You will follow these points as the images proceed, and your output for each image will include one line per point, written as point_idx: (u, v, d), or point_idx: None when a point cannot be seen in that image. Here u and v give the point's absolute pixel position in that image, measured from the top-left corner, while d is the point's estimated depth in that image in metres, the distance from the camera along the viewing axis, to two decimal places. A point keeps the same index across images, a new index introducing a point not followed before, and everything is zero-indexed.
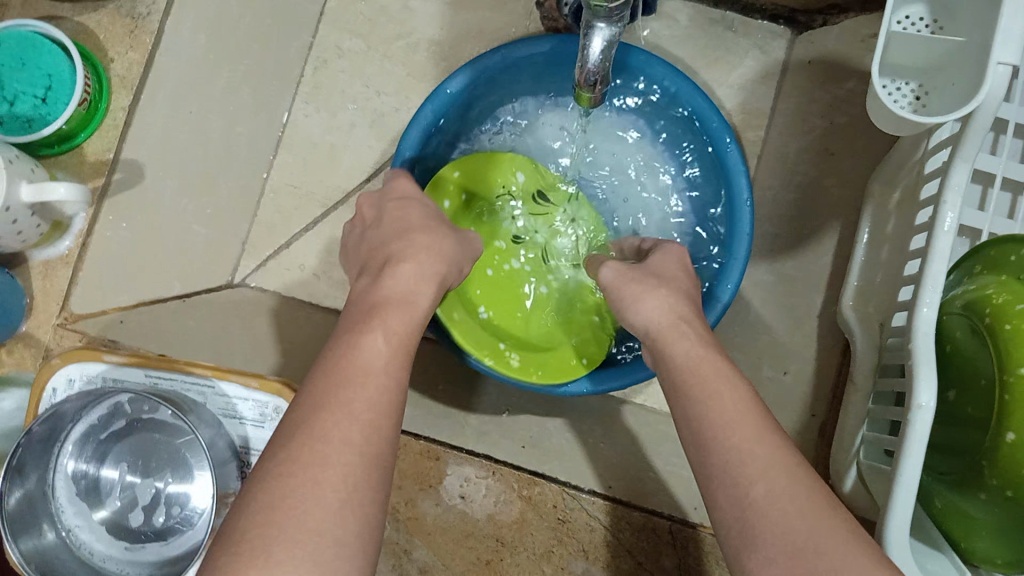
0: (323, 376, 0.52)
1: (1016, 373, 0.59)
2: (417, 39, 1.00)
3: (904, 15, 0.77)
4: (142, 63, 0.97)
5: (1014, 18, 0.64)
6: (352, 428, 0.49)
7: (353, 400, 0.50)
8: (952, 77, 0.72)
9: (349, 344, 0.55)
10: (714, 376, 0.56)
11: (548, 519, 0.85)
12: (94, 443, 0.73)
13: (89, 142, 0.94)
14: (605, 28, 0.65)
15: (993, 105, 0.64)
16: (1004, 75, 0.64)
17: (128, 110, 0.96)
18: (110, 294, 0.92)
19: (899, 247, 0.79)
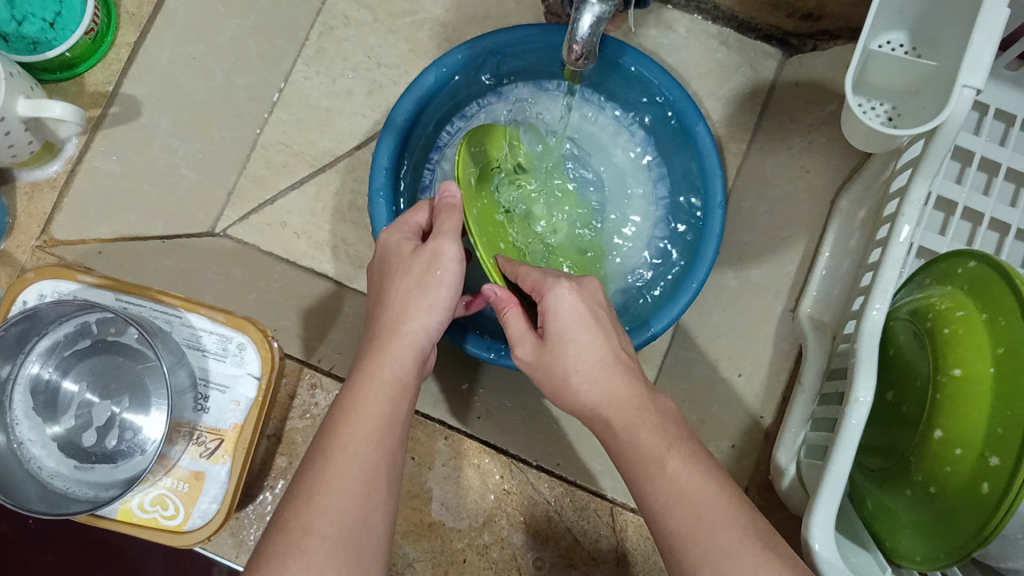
0: (345, 401, 0.59)
1: (949, 374, 0.60)
2: (423, 17, 1.03)
3: (886, 40, 0.81)
4: (152, 3, 0.99)
5: (982, 47, 0.68)
6: (364, 444, 0.56)
7: (364, 416, 0.57)
8: (925, 102, 0.77)
9: (363, 383, 0.60)
10: (630, 400, 0.59)
11: (493, 489, 0.85)
12: (57, 360, 0.75)
13: (90, 74, 0.96)
14: (596, 5, 0.63)
15: (956, 125, 0.68)
16: (968, 97, 0.68)
17: (133, 46, 0.97)
18: (94, 225, 0.95)
19: (858, 261, 0.81)
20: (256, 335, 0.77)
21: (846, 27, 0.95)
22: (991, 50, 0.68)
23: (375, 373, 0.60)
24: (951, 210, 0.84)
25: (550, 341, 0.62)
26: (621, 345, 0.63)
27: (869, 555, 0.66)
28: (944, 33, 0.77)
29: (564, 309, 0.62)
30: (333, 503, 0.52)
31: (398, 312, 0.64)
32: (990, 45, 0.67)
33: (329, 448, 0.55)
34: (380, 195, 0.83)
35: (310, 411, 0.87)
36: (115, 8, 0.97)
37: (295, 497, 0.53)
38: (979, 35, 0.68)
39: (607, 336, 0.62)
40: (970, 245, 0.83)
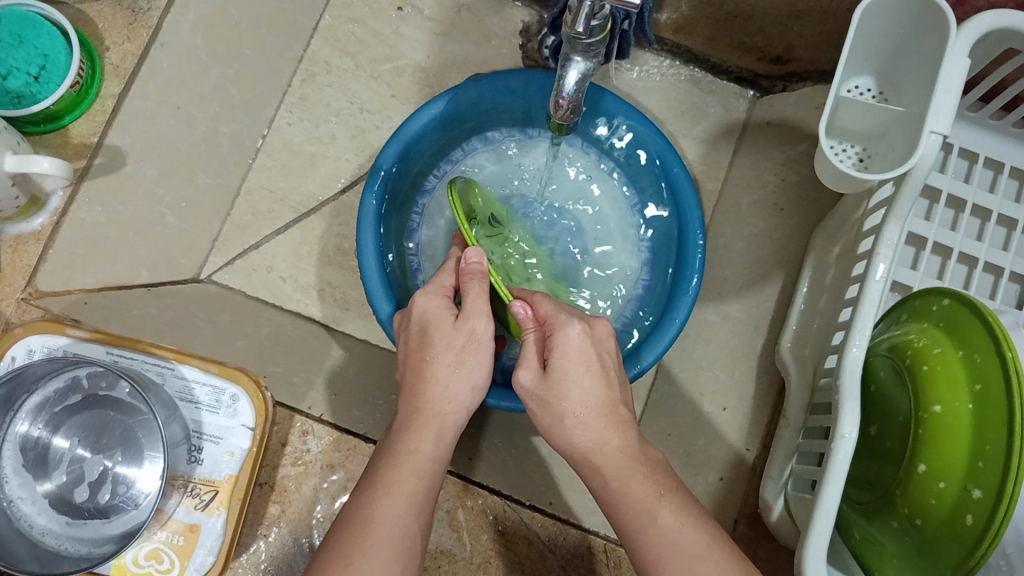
0: (383, 477, 0.60)
1: (929, 410, 0.63)
2: (405, 63, 1.05)
3: (853, 85, 0.85)
4: (136, 54, 1.00)
5: (946, 95, 0.71)
6: (398, 523, 0.56)
7: (397, 493, 0.58)
8: (892, 145, 0.81)
9: (403, 449, 0.61)
10: (628, 455, 0.60)
11: (487, 531, 0.86)
12: (47, 416, 0.74)
13: (75, 125, 0.97)
14: (581, 62, 0.65)
15: (925, 170, 0.72)
16: (935, 143, 0.71)
17: (117, 97, 0.99)
18: (78, 274, 0.94)
19: (835, 297, 0.84)
20: (248, 385, 0.77)
21: (813, 69, 1.01)
22: (954, 99, 0.71)
23: (410, 454, 0.61)
24: (921, 245, 0.87)
25: (557, 374, 0.62)
26: (621, 395, 0.63)
27: None
28: (908, 80, 0.81)
29: (575, 349, 0.62)
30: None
31: (432, 389, 0.64)
32: (953, 95, 0.71)
33: (361, 523, 0.56)
34: (368, 241, 0.84)
35: (301, 458, 0.88)
36: (99, 60, 0.98)
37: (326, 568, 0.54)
38: (941, 86, 0.72)
39: (609, 382, 0.63)
40: (940, 278, 0.87)
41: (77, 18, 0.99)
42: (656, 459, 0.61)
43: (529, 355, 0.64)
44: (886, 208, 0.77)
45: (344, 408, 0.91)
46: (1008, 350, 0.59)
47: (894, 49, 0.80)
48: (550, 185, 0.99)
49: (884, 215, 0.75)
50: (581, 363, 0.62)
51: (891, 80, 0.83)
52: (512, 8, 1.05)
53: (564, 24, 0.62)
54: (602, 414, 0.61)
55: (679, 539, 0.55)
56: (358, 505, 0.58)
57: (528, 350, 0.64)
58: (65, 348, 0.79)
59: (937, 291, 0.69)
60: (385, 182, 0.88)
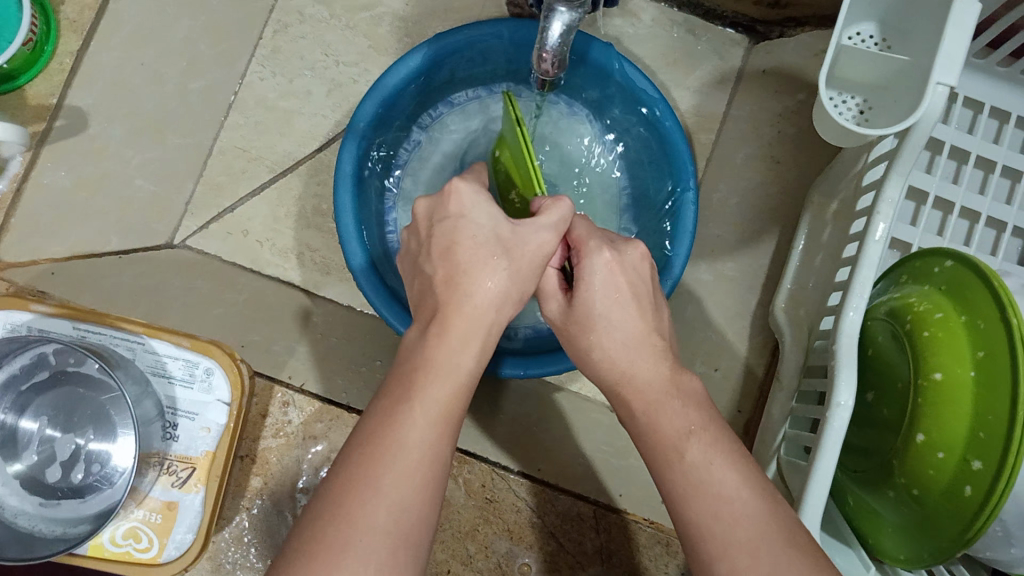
0: (408, 389, 0.51)
1: (929, 378, 0.61)
2: (382, 11, 0.99)
3: (856, 31, 0.80)
4: (94, 8, 0.94)
5: (954, 43, 0.67)
6: (428, 445, 0.49)
7: (429, 409, 0.50)
8: (895, 96, 0.77)
9: (431, 358, 0.52)
10: (662, 388, 0.56)
11: (475, 498, 0.84)
12: (13, 395, 0.72)
13: (32, 85, 0.91)
14: (566, 12, 0.60)
15: (931, 123, 0.67)
16: (943, 95, 0.67)
17: (76, 54, 0.93)
18: (44, 243, 0.90)
19: (833, 255, 0.81)
20: (222, 359, 0.74)
21: (814, 14, 0.97)
22: (963, 48, 0.67)
23: (447, 365, 0.52)
24: (922, 200, 0.84)
25: (580, 307, 0.59)
26: (655, 325, 0.59)
27: (853, 552, 0.67)
28: (914, 27, 0.76)
29: (605, 281, 0.58)
30: (395, 507, 0.46)
31: (470, 295, 0.55)
32: (962, 43, 0.67)
33: (387, 438, 0.48)
34: (345, 204, 0.81)
35: (283, 429, 0.86)
36: (54, 15, 0.92)
37: (348, 489, 0.47)
38: (951, 32, 0.67)
39: (641, 312, 0.58)
40: (942, 234, 0.84)
41: None
42: (695, 390, 0.57)
43: (550, 289, 0.63)
44: (886, 164, 0.73)
45: (327, 377, 0.89)
46: (1013, 317, 0.57)
47: None
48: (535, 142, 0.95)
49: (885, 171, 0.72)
50: (612, 294, 0.58)
51: (894, 26, 0.79)
52: None
53: None
54: (641, 341, 0.58)
55: (718, 473, 0.51)
56: (379, 415, 0.50)
57: (545, 285, 0.63)
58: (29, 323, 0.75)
59: (953, 250, 0.65)
60: (363, 141, 0.84)
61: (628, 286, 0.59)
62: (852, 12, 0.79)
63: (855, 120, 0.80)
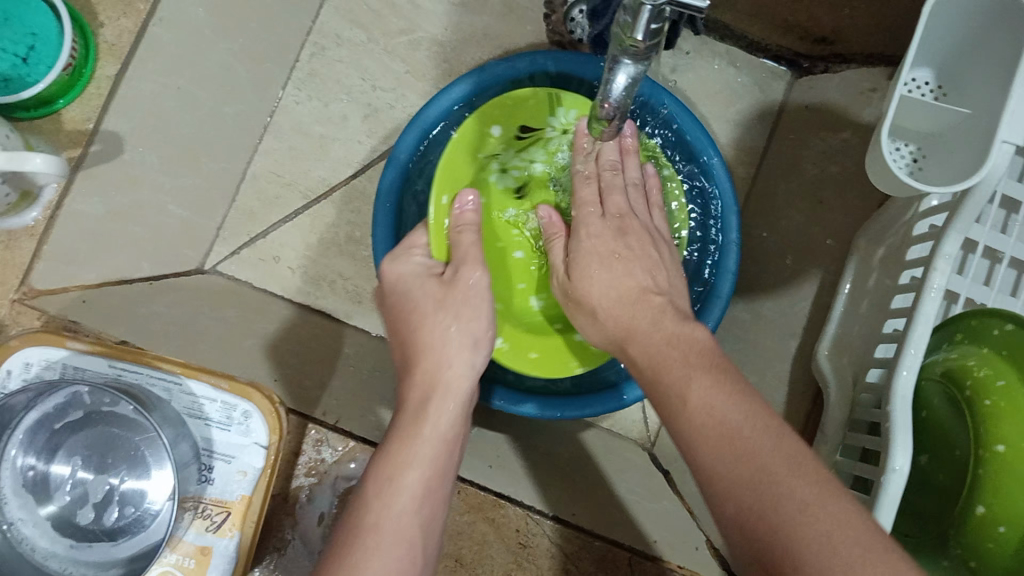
0: (392, 458, 0.59)
1: (990, 449, 0.59)
2: (419, 36, 0.98)
3: (911, 77, 0.80)
4: (134, 30, 0.92)
5: (1021, 102, 0.66)
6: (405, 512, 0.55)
7: (426, 469, 0.58)
8: (951, 147, 0.75)
9: (416, 434, 0.60)
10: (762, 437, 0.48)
11: (509, 544, 0.83)
12: (45, 435, 0.70)
13: (68, 109, 0.90)
14: (630, 66, 0.57)
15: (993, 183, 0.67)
16: (1008, 154, 0.67)
17: (114, 79, 0.91)
18: (76, 271, 0.87)
19: (879, 304, 0.79)
20: (261, 403, 0.74)
21: (861, 51, 0.94)
22: None
23: (435, 430, 0.61)
24: (971, 248, 0.82)
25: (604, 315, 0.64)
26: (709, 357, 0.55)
27: None
28: (971, 77, 0.75)
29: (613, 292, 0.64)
30: (386, 567, 0.52)
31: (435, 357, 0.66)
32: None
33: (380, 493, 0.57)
34: (382, 238, 0.81)
35: (317, 468, 0.84)
36: (92, 37, 0.91)
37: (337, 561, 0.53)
38: (1019, 90, 0.67)
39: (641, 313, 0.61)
40: (990, 285, 0.82)
41: None
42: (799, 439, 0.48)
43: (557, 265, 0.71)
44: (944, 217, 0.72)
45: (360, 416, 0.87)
46: None
47: (961, 43, 0.75)
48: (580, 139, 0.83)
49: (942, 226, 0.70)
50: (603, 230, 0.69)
51: (949, 75, 0.78)
52: None
53: (616, 21, 0.54)
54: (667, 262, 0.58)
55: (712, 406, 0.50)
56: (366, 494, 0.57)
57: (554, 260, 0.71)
58: (64, 362, 0.75)
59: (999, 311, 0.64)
60: (403, 173, 0.83)
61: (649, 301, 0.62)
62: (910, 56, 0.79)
63: (908, 171, 0.79)
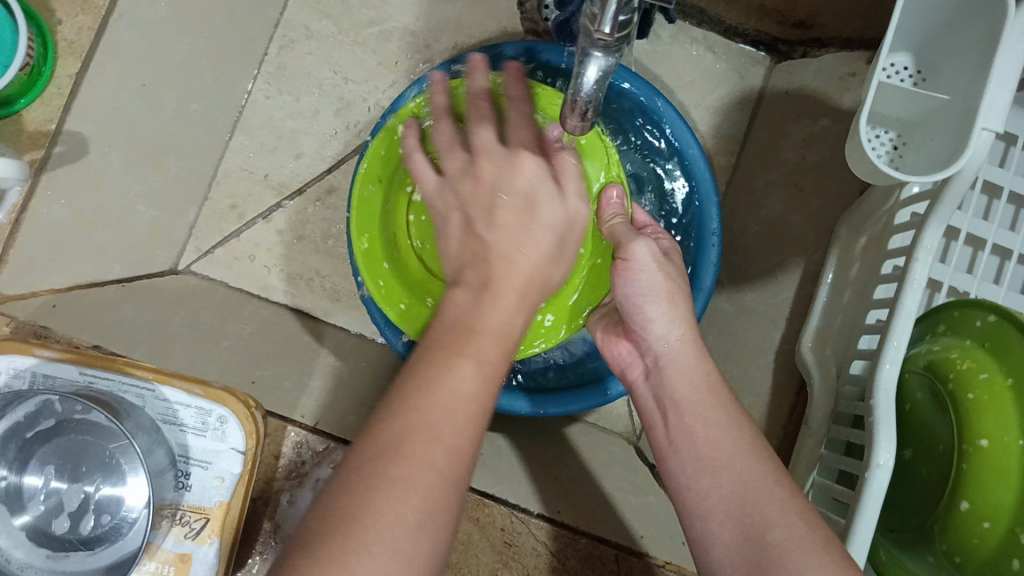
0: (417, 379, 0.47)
1: (974, 445, 0.59)
2: (391, 27, 0.96)
3: (890, 62, 0.80)
4: (93, 27, 0.90)
5: (999, 87, 0.65)
6: (509, 326, 0.51)
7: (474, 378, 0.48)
8: (930, 134, 0.74)
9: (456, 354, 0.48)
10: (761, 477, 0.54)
11: (494, 542, 0.82)
12: (17, 445, 0.69)
13: (30, 109, 0.87)
14: (601, 58, 0.55)
15: (974, 170, 0.65)
16: (987, 141, 0.65)
17: (75, 77, 0.88)
18: (43, 276, 0.85)
19: (862, 294, 0.79)
20: (237, 407, 0.73)
21: (837, 36, 0.93)
22: (1007, 93, 0.65)
23: (495, 333, 0.51)
24: (953, 236, 0.81)
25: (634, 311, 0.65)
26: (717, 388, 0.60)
27: None
28: (949, 62, 0.75)
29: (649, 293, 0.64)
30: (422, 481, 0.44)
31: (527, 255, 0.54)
32: (1006, 87, 0.65)
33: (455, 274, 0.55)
34: (354, 239, 0.80)
35: (297, 470, 0.82)
36: (51, 35, 0.88)
37: (429, 359, 0.48)
38: (997, 74, 0.65)
39: (675, 304, 0.63)
40: (972, 272, 0.81)
41: None
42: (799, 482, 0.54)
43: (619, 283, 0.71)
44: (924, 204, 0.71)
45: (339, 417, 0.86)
46: None
47: (937, 25, 0.74)
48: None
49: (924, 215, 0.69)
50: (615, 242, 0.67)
51: (930, 60, 0.77)
52: None
53: (584, 12, 0.53)
54: (663, 300, 0.63)
55: (699, 440, 0.57)
56: (463, 292, 0.52)
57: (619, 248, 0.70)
58: (33, 368, 0.73)
59: (969, 301, 0.65)
60: None
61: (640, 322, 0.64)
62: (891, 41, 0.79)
63: (886, 159, 0.78)
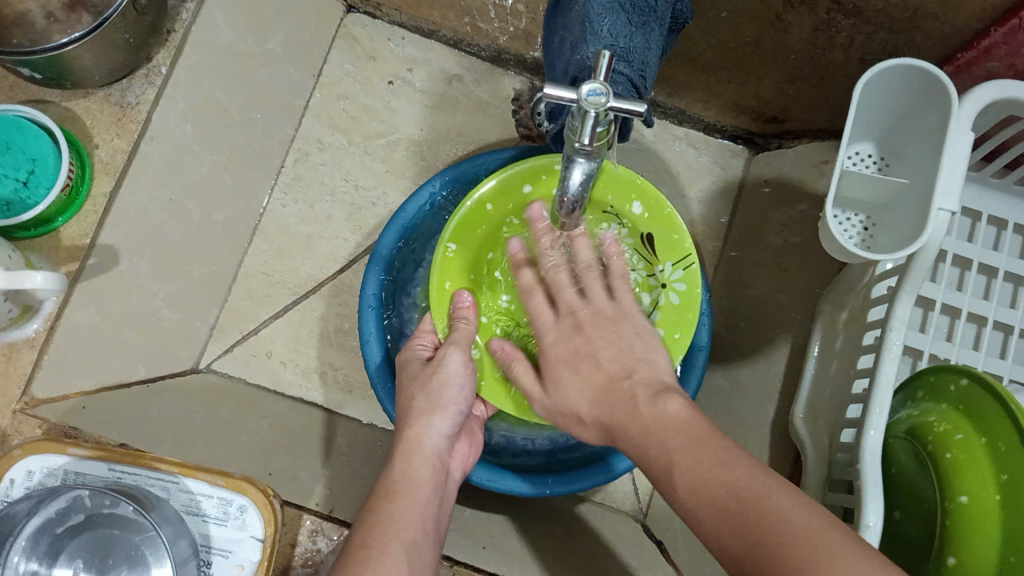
0: (378, 502, 0.64)
1: (955, 501, 0.62)
2: (397, 138, 1.05)
3: (855, 151, 0.87)
4: (126, 150, 0.98)
5: (952, 173, 0.71)
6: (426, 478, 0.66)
7: (411, 510, 0.63)
8: (895, 216, 0.81)
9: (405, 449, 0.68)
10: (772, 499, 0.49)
11: None
12: (47, 540, 0.72)
13: (68, 226, 0.95)
14: (584, 163, 0.63)
15: (934, 248, 0.71)
16: (945, 220, 0.71)
17: (109, 195, 0.97)
18: (75, 378, 0.91)
19: (848, 364, 0.83)
20: (255, 496, 0.77)
21: (810, 128, 0.99)
22: (959, 175, 0.71)
23: (417, 481, 0.66)
24: (931, 306, 0.86)
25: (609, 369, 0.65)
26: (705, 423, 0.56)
27: None
28: (908, 151, 0.82)
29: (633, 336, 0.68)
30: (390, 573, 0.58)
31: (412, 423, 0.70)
32: (959, 171, 0.71)
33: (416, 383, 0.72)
34: (370, 332, 0.86)
35: (313, 558, 0.87)
36: (89, 158, 0.96)
37: (377, 514, 0.62)
38: (947, 161, 0.72)
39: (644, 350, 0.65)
40: (951, 339, 0.86)
41: (65, 117, 0.98)
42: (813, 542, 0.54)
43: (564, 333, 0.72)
44: (896, 278, 0.76)
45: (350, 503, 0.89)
46: None
47: (893, 118, 0.82)
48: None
49: (894, 289, 0.75)
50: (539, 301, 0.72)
51: (891, 150, 0.85)
52: (504, 75, 1.06)
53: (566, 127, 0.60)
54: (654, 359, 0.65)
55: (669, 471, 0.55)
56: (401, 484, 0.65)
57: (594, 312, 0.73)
58: (64, 467, 0.79)
59: (935, 370, 0.70)
60: (388, 268, 0.89)
61: (622, 388, 0.62)
62: (853, 133, 0.86)
63: (859, 240, 0.84)
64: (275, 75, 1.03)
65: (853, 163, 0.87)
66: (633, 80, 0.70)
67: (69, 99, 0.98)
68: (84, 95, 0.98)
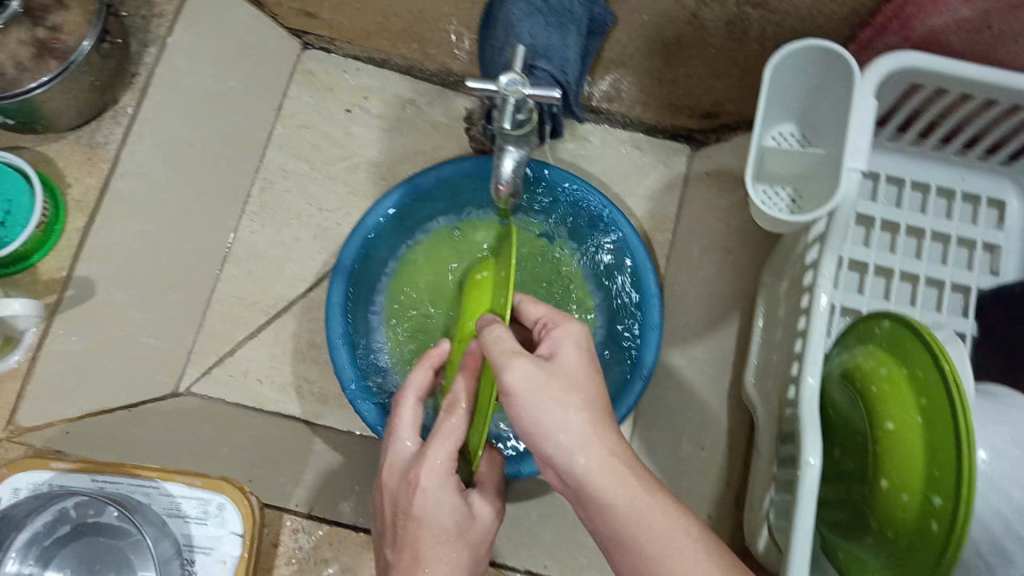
0: None
1: (883, 428, 0.67)
2: (352, 163, 1.10)
3: (777, 131, 0.93)
4: (97, 187, 1.03)
5: (860, 136, 0.77)
6: None
7: None
8: (817, 186, 0.86)
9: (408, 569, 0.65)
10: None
11: None
12: (36, 551, 0.75)
13: (44, 261, 0.99)
14: (515, 151, 0.70)
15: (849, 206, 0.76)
16: (856, 180, 0.76)
17: (82, 231, 1.01)
18: (60, 406, 0.95)
19: (790, 327, 0.87)
20: (234, 494, 0.81)
21: (741, 119, 1.06)
22: (868, 136, 0.77)
23: None
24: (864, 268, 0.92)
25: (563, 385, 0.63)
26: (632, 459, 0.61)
27: None
28: (822, 125, 0.88)
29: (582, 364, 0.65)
30: None
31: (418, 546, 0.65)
32: (865, 134, 0.77)
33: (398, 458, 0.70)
34: (338, 339, 0.89)
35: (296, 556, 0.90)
36: (62, 198, 1.01)
37: None
38: (857, 127, 0.77)
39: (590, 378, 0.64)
40: (885, 297, 0.91)
41: (37, 159, 1.03)
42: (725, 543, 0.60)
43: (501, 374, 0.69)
44: (821, 245, 0.81)
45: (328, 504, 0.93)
46: (944, 364, 0.63)
47: (805, 97, 0.88)
48: (416, 285, 1.00)
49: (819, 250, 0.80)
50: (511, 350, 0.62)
51: (809, 124, 0.91)
52: (455, 96, 1.12)
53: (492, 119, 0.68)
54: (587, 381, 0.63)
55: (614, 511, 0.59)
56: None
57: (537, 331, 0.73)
58: (48, 481, 0.82)
59: (860, 320, 0.74)
60: (351, 277, 0.93)
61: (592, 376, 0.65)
62: (774, 115, 0.92)
63: (787, 209, 0.90)
64: (233, 123, 1.09)
65: (776, 142, 0.93)
66: (554, 74, 0.77)
67: (41, 143, 1.03)
68: (54, 138, 1.04)
